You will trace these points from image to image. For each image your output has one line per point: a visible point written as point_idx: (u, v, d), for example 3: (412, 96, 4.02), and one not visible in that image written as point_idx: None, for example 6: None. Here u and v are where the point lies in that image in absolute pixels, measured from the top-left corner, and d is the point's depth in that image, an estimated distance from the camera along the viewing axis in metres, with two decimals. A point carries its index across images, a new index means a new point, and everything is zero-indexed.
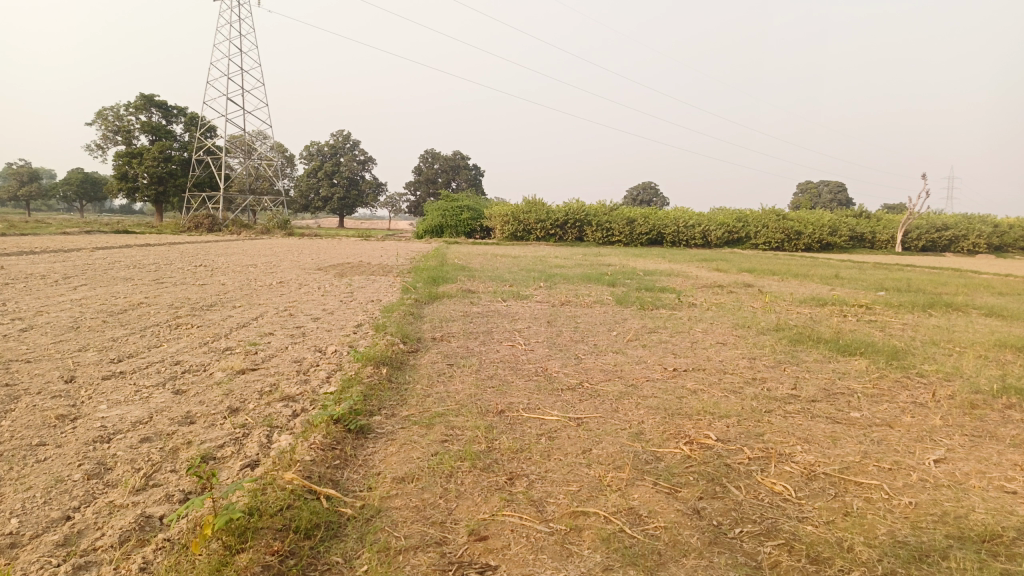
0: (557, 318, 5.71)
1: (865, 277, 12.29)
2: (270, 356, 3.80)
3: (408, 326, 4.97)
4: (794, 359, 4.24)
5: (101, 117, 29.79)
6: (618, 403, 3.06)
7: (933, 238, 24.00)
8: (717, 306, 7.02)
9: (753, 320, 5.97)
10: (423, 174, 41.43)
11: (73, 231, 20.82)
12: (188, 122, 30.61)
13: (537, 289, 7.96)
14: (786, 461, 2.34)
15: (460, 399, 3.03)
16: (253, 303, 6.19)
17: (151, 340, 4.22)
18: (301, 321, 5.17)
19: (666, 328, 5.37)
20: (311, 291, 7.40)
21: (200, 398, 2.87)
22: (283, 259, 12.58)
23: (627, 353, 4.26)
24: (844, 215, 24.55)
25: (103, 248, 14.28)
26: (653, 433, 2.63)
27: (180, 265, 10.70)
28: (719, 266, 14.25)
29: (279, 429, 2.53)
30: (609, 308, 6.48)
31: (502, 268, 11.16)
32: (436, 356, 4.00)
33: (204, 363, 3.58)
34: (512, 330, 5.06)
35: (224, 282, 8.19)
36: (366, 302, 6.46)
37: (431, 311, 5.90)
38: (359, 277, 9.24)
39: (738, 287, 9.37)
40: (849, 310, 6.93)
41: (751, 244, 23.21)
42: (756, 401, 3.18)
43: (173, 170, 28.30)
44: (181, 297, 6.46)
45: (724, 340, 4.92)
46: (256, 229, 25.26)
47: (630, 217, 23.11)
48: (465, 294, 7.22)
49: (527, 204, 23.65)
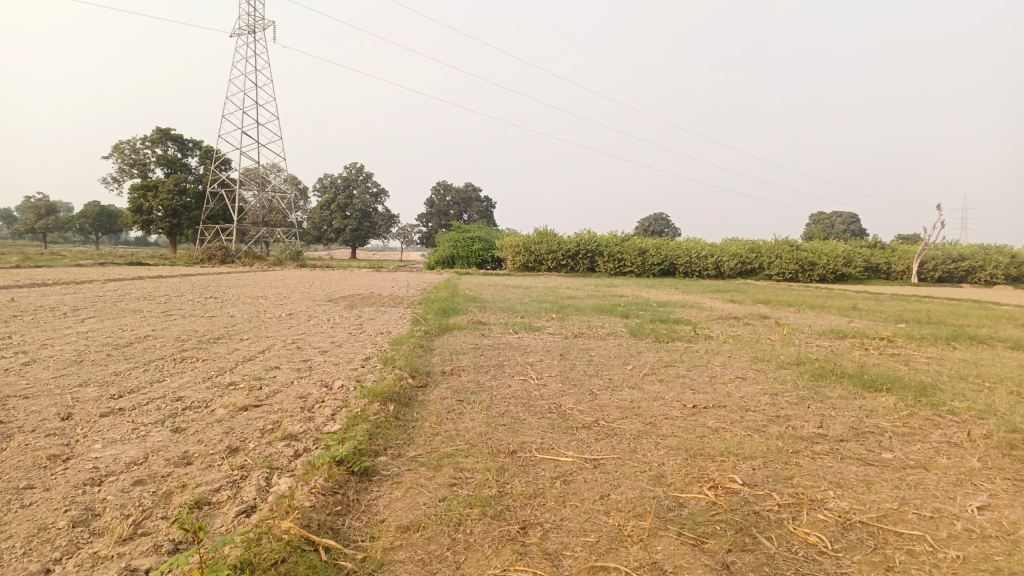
0: (570, 351, 5.57)
1: (883, 308, 12.07)
2: (275, 392, 3.68)
3: (418, 360, 4.85)
4: (818, 395, 4.07)
5: (118, 150, 30.20)
6: (636, 443, 2.91)
7: (949, 269, 23.71)
8: (733, 338, 6.86)
9: (771, 353, 5.81)
10: (435, 205, 41.62)
11: (87, 263, 20.93)
12: (202, 155, 30.93)
13: (549, 321, 7.83)
14: (818, 508, 2.19)
15: (471, 438, 2.89)
16: (261, 335, 6.09)
17: (154, 375, 4.11)
18: (309, 354, 5.06)
19: (682, 362, 5.22)
20: (320, 323, 7.31)
21: (199, 437, 2.76)
22: (294, 290, 12.53)
23: (643, 388, 4.11)
24: (858, 246, 24.35)
25: (115, 279, 14.32)
26: (675, 476, 2.48)
27: (190, 297, 10.65)
28: (733, 297, 14.09)
29: (279, 471, 2.40)
30: (623, 341, 6.33)
31: (514, 299, 11.06)
32: (446, 392, 3.87)
33: (206, 399, 3.47)
34: (524, 364, 4.92)
35: (233, 314, 8.12)
36: (375, 334, 6.36)
37: (441, 344, 5.78)
38: (369, 309, 9.15)
39: (754, 319, 9.19)
40: (870, 343, 6.74)
41: (764, 275, 23.03)
42: (781, 441, 3.02)
43: (187, 202, 28.55)
44: (188, 329, 6.38)
45: (743, 375, 4.76)
46: (268, 260, 25.35)
47: (642, 248, 23.01)
48: (476, 326, 7.10)
49: (538, 235, 23.61)
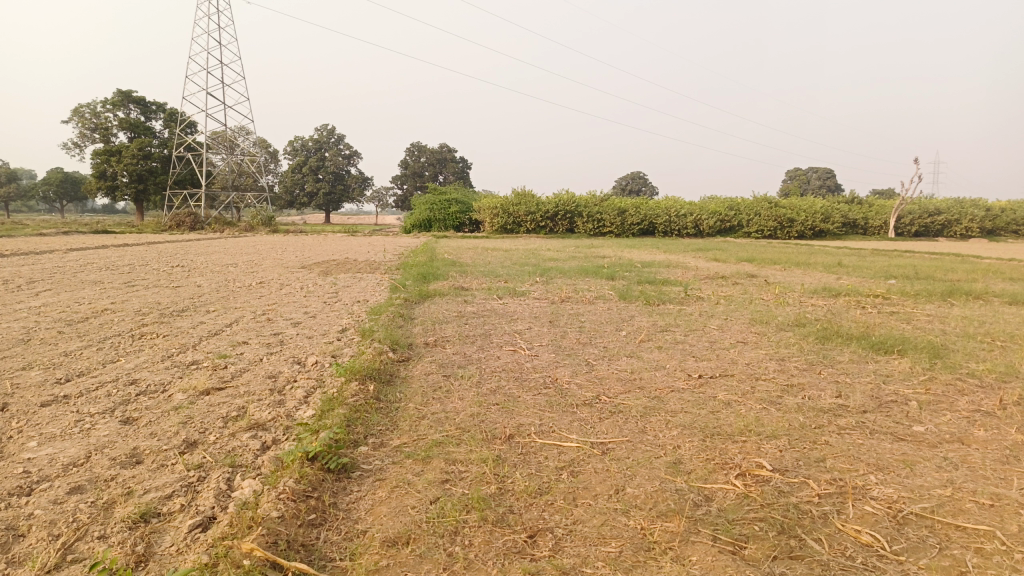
0: (559, 317, 5.27)
1: (868, 264, 11.89)
2: (241, 372, 3.33)
3: (398, 331, 4.52)
4: (828, 360, 3.82)
5: (78, 114, 29.04)
6: (646, 422, 2.62)
7: (925, 223, 23.72)
8: (725, 299, 6.60)
9: (768, 315, 5.55)
10: (409, 167, 40.82)
11: (50, 232, 20.17)
12: (167, 118, 29.85)
13: (533, 285, 7.53)
14: (864, 499, 1.92)
15: (462, 422, 2.58)
16: (229, 307, 5.70)
17: (108, 355, 3.73)
18: (280, 327, 4.69)
19: (679, 326, 4.94)
20: (293, 292, 6.92)
21: (152, 430, 2.41)
22: (266, 257, 12.05)
23: (643, 357, 3.82)
24: (837, 202, 24.26)
25: (77, 249, 13.68)
26: (695, 462, 2.19)
27: (156, 266, 10.16)
28: (716, 255, 13.90)
29: (242, 471, 2.07)
30: (613, 305, 6.03)
31: (494, 262, 10.70)
32: (430, 366, 3.54)
33: (164, 383, 3.11)
34: (512, 333, 4.60)
35: (200, 283, 7.68)
36: (351, 303, 5.99)
37: (422, 312, 5.44)
38: (344, 275, 8.76)
39: (743, 277, 8.96)
40: (866, 301, 6.51)
41: (743, 233, 22.91)
42: (802, 415, 2.76)
43: (152, 167, 27.58)
44: (150, 301, 5.97)
45: (745, 339, 4.49)
46: (239, 226, 24.66)
47: (621, 207, 22.68)
48: (458, 292, 6.77)
49: (516, 195, 23.16)
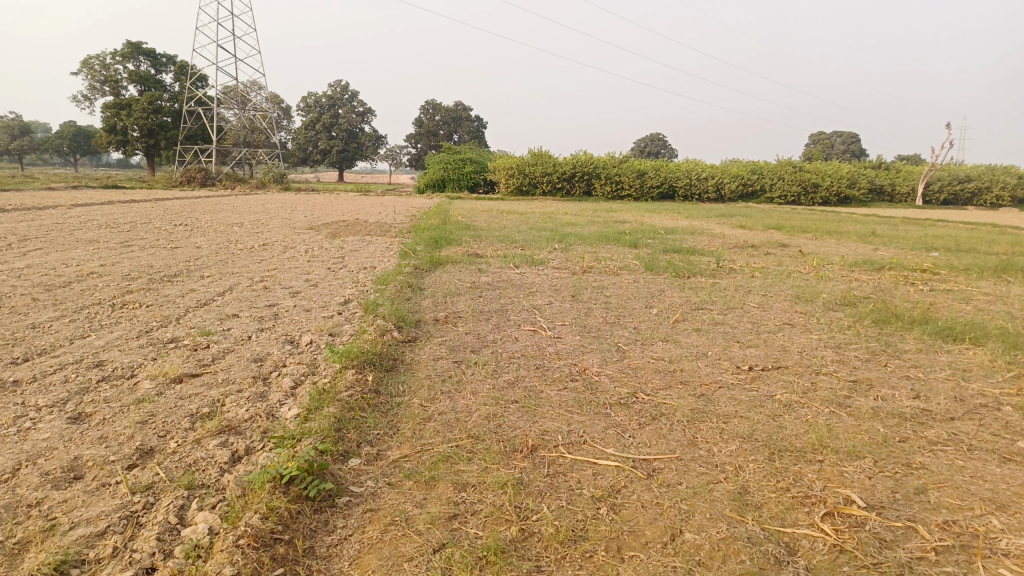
0: (582, 290, 4.81)
1: (903, 234, 11.26)
2: (223, 354, 2.91)
3: (406, 305, 4.08)
4: (892, 349, 3.35)
5: (87, 66, 28.49)
6: (695, 432, 2.18)
7: (955, 191, 22.87)
8: (759, 272, 6.10)
9: (812, 291, 5.06)
10: (423, 126, 40.04)
11: (58, 186, 19.76)
12: (178, 71, 29.21)
13: (552, 252, 7.05)
14: (993, 557, 1.49)
15: (475, 428, 2.15)
16: (225, 272, 5.28)
17: (79, 328, 3.32)
18: (277, 297, 4.27)
19: (714, 304, 4.48)
20: (296, 256, 6.50)
21: (102, 433, 1.99)
22: (273, 217, 11.61)
23: (680, 342, 3.37)
24: (863, 168, 23.45)
25: (81, 205, 13.30)
26: (767, 493, 1.76)
27: (159, 224, 9.76)
28: (740, 222, 13.34)
29: (200, 497, 1.65)
30: (640, 277, 5.56)
31: (510, 227, 10.20)
32: (439, 350, 3.11)
33: (132, 366, 2.69)
34: (531, 309, 4.16)
35: (200, 244, 7.26)
36: (357, 270, 5.56)
37: (433, 282, 5.01)
38: (353, 238, 8.32)
39: (774, 247, 8.44)
40: (913, 277, 6.00)
41: (766, 198, 22.22)
42: (881, 424, 2.31)
43: (163, 122, 27.07)
44: (142, 264, 5.55)
45: (791, 321, 4.02)
46: (251, 183, 24.24)
47: (640, 169, 21.98)
48: (472, 259, 6.32)
49: (532, 156, 22.50)
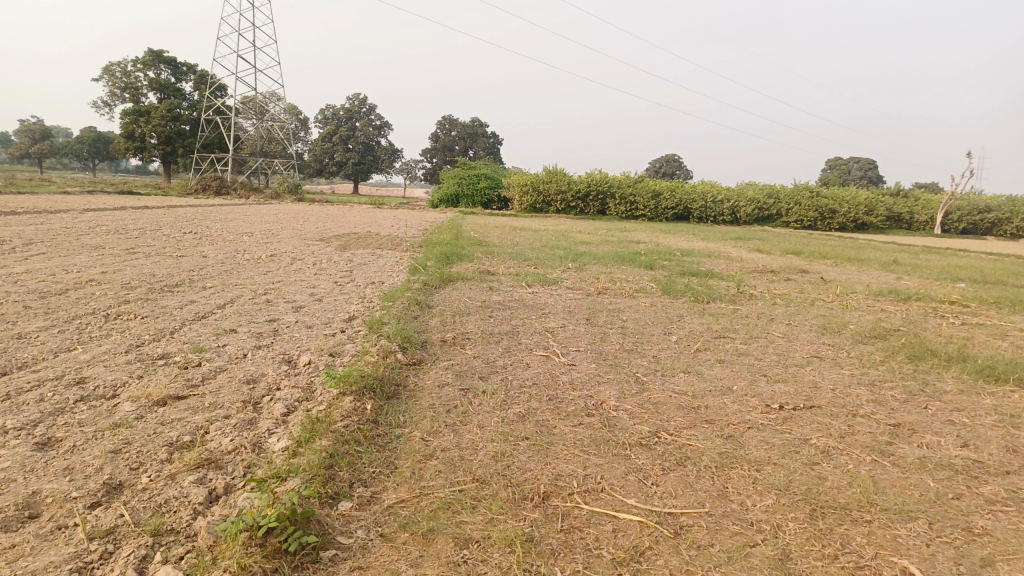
0: (597, 314, 4.60)
1: (925, 264, 10.97)
2: (214, 373, 2.71)
3: (412, 324, 3.89)
4: (932, 389, 3.12)
5: (108, 72, 28.72)
6: (725, 481, 1.96)
7: (974, 220, 22.52)
8: (781, 299, 5.87)
9: (838, 321, 4.83)
10: (439, 141, 40.08)
11: (72, 190, 19.81)
12: (198, 79, 29.39)
13: (566, 272, 6.86)
14: None
15: (480, 469, 1.94)
16: (228, 283, 5.12)
17: (67, 341, 3.14)
18: (278, 311, 4.09)
19: (737, 332, 4.26)
20: (303, 268, 6.33)
21: (67, 463, 1.80)
22: (284, 227, 11.48)
23: (702, 374, 3.15)
24: (881, 194, 23.18)
25: (93, 210, 13.24)
26: (813, 561, 1.54)
27: (168, 231, 9.64)
28: (758, 246, 13.10)
29: (166, 547, 1.45)
30: (657, 300, 5.34)
31: (523, 244, 10.03)
32: (445, 375, 2.91)
33: (115, 385, 2.50)
34: (544, 332, 3.95)
35: (207, 253, 7.11)
36: (364, 285, 5.38)
37: (443, 300, 4.81)
38: (362, 251, 8.15)
39: (794, 273, 8.21)
40: (942, 309, 5.74)
41: (782, 222, 21.97)
42: (931, 478, 2.08)
43: (181, 130, 27.19)
44: (144, 272, 5.40)
45: (819, 354, 3.79)
46: (265, 192, 24.24)
47: (655, 190, 21.81)
48: (483, 276, 6.13)
49: (547, 173, 22.36)
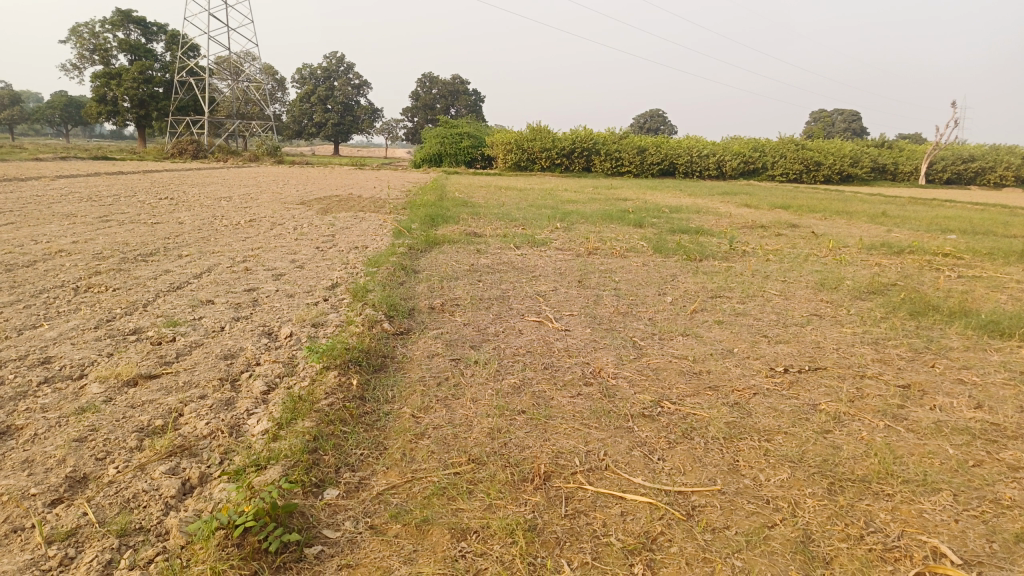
0: (589, 275, 4.46)
1: (913, 216, 10.90)
2: (190, 349, 2.56)
3: (398, 291, 3.73)
4: (938, 347, 3.02)
5: (76, 34, 27.76)
6: (735, 453, 1.85)
7: (958, 170, 22.48)
8: (774, 255, 5.76)
9: (834, 277, 4.73)
10: (420, 99, 39.37)
11: (45, 157, 19.26)
12: (169, 39, 28.51)
13: (554, 232, 6.70)
14: None
15: (477, 447, 1.82)
16: (205, 251, 4.92)
17: (33, 316, 2.96)
18: (258, 280, 3.92)
19: (732, 291, 4.15)
20: (284, 233, 6.14)
21: (27, 455, 1.65)
22: (264, 191, 11.20)
23: (702, 336, 3.04)
24: (866, 146, 23.05)
25: (64, 176, 12.83)
26: (836, 543, 1.43)
27: (143, 198, 9.36)
28: (745, 201, 12.96)
29: (133, 550, 1.32)
30: (648, 260, 5.21)
31: (508, 204, 9.83)
32: (435, 345, 2.77)
33: (81, 364, 2.34)
34: (535, 296, 3.81)
35: (184, 220, 6.88)
36: (347, 250, 5.20)
37: (429, 264, 4.66)
38: (344, 214, 7.94)
39: (784, 228, 8.10)
40: (936, 262, 5.66)
41: (767, 176, 21.83)
42: (949, 443, 1.98)
43: (154, 92, 26.45)
44: (117, 242, 5.18)
45: (818, 312, 3.68)
46: (243, 155, 23.72)
47: (641, 146, 21.55)
48: (469, 238, 5.96)
49: (531, 130, 22.01)
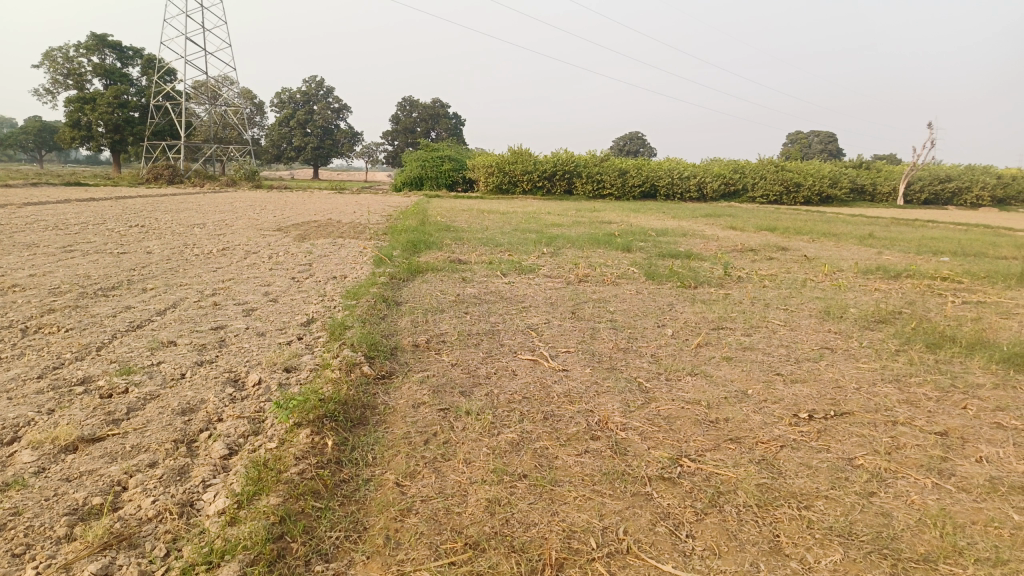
0: (582, 306, 4.21)
1: (900, 237, 10.79)
2: (143, 404, 2.26)
3: (379, 327, 3.45)
4: (967, 385, 2.79)
5: (49, 58, 27.29)
6: (773, 526, 1.60)
7: (935, 190, 22.63)
8: (770, 281, 5.55)
9: (837, 304, 4.52)
10: (400, 123, 39.25)
11: (15, 183, 18.79)
12: (145, 64, 28.16)
13: (540, 258, 6.46)
14: None
15: (473, 527, 1.55)
16: (172, 284, 4.61)
17: None
18: (226, 317, 3.62)
19: (734, 321, 3.92)
20: (258, 262, 5.84)
21: None
22: (240, 217, 10.88)
23: (711, 376, 2.79)
24: (844, 167, 23.20)
25: (31, 204, 12.38)
26: None
27: (113, 226, 9.00)
28: (730, 223, 12.85)
29: None
30: (642, 288, 4.97)
31: (492, 228, 9.58)
32: (421, 392, 2.49)
33: (15, 425, 2.03)
34: (527, 331, 3.55)
35: (153, 250, 6.55)
36: (325, 280, 4.91)
37: (412, 295, 4.39)
38: (323, 241, 7.66)
39: (774, 251, 7.94)
40: (937, 287, 5.48)
41: (748, 198, 21.87)
42: (1013, 507, 1.74)
43: (130, 117, 26.03)
44: (78, 274, 4.85)
45: (829, 346, 3.45)
46: (220, 180, 23.33)
47: (622, 168, 21.49)
48: (453, 266, 5.70)
49: (512, 153, 21.87)
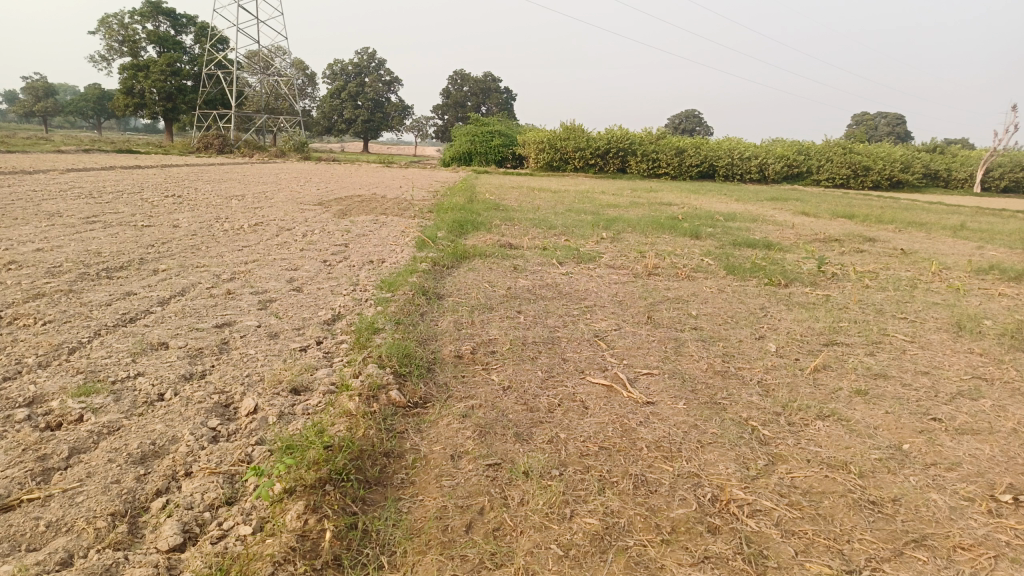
0: (657, 308, 3.53)
1: (994, 229, 9.73)
2: (94, 443, 1.68)
3: (414, 330, 2.83)
4: None
5: (106, 25, 27.26)
6: None
7: (1018, 178, 21.01)
8: (870, 280, 4.76)
9: (965, 315, 3.73)
10: (451, 96, 38.59)
11: (66, 149, 18.71)
12: (199, 32, 27.97)
13: (600, 245, 5.78)
14: None
15: None
16: (188, 265, 4.07)
17: None
18: (238, 310, 3.05)
19: (847, 334, 3.20)
20: (290, 241, 5.30)
21: None
22: (283, 189, 10.40)
23: (850, 421, 2.10)
24: (916, 151, 21.77)
25: (77, 170, 12.12)
26: None
27: (149, 196, 8.58)
28: (800, 208, 11.89)
29: None
30: (723, 285, 4.26)
31: (544, 208, 8.91)
32: (464, 435, 1.86)
33: None
34: (595, 341, 2.88)
35: (182, 223, 6.06)
36: (359, 266, 4.32)
37: (456, 287, 3.77)
38: (363, 218, 7.10)
39: (860, 242, 7.09)
40: None
41: (812, 181, 20.66)
42: None
43: (182, 85, 25.86)
44: (88, 251, 4.34)
45: (983, 375, 2.70)
46: (270, 151, 23.03)
47: (679, 147, 20.49)
48: (503, 251, 5.07)
49: (565, 129, 21.02)
